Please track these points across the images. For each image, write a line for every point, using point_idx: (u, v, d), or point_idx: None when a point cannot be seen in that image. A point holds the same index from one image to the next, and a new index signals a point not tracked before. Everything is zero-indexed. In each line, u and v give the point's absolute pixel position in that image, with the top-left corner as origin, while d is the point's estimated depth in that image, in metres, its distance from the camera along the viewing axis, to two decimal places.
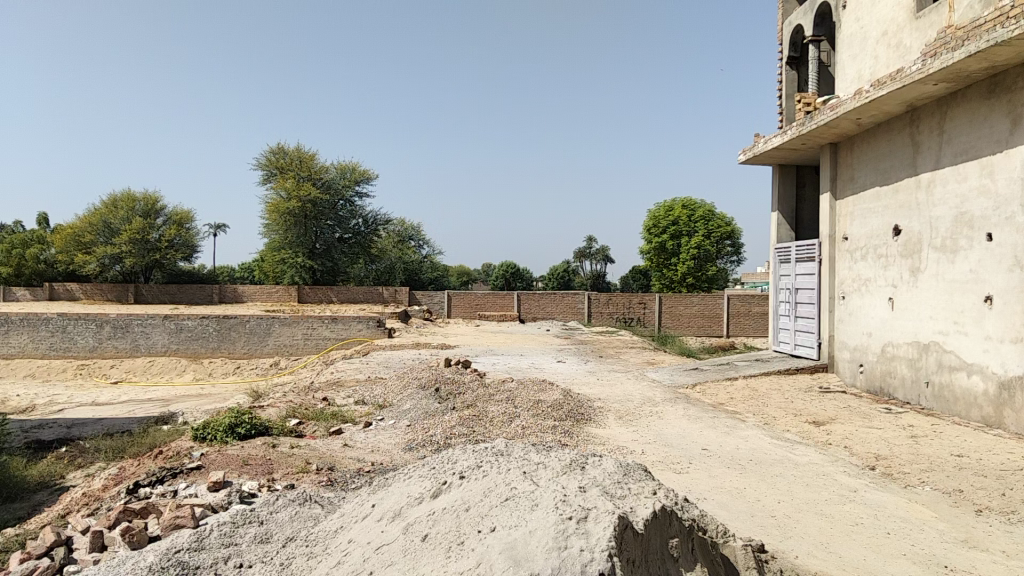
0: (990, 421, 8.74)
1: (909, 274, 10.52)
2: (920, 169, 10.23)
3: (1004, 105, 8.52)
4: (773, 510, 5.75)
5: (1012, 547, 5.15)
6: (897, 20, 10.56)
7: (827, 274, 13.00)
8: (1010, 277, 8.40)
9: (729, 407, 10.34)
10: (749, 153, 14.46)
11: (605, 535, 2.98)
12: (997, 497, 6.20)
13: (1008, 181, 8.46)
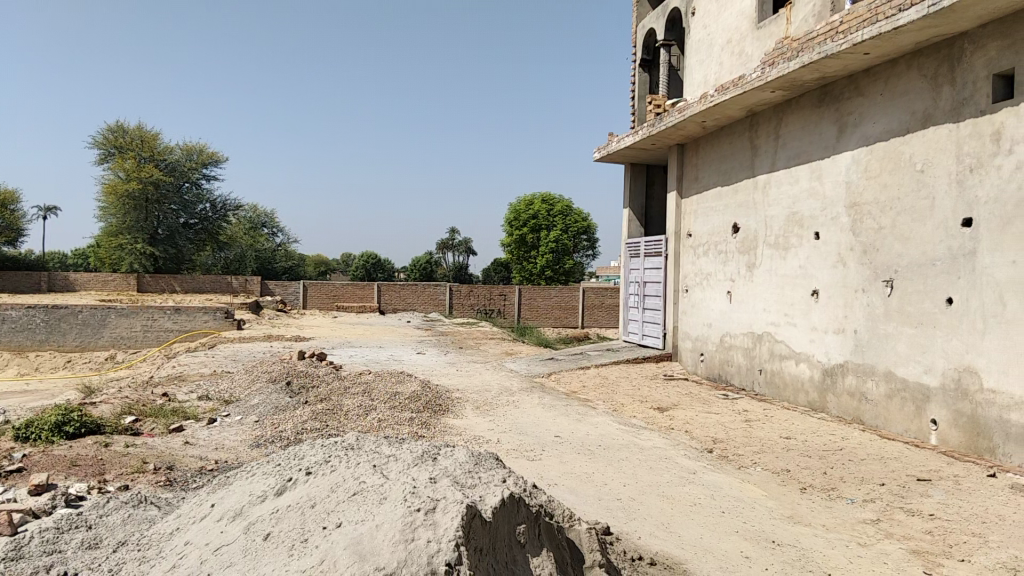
0: (815, 405, 9.48)
1: (746, 269, 11.21)
2: (757, 171, 10.92)
3: (832, 114, 9.24)
4: (620, 494, 5.98)
5: (831, 521, 5.61)
6: (740, 30, 11.20)
7: (672, 268, 13.65)
8: (834, 273, 9.14)
9: (582, 395, 10.65)
10: (603, 151, 14.92)
11: (452, 525, 2.99)
12: (819, 475, 6.74)
13: (834, 184, 9.18)
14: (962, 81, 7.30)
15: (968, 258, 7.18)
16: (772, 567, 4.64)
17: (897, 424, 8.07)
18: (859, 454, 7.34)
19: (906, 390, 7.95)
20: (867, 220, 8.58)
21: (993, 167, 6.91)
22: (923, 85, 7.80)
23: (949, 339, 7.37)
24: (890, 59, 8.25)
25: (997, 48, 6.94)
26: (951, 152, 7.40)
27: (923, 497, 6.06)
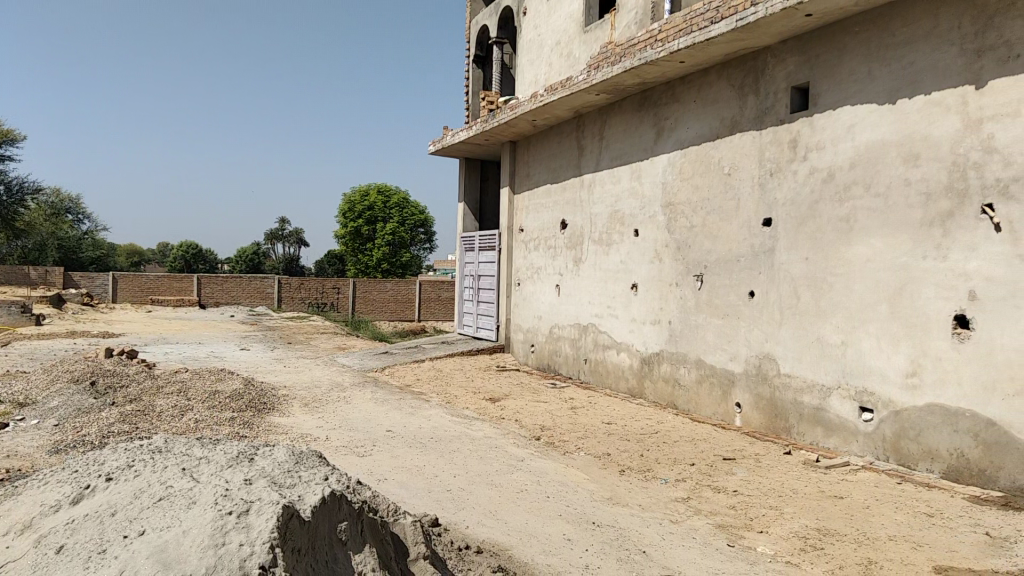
0: (634, 392, 10.02)
1: (573, 264, 11.64)
2: (584, 170, 11.35)
3: (651, 118, 9.77)
4: (449, 485, 6.04)
5: (647, 500, 5.96)
6: (568, 32, 11.59)
7: (505, 262, 13.92)
8: (652, 268, 9.68)
9: (414, 388, 10.64)
10: (437, 144, 14.95)
11: (267, 527, 2.90)
12: (637, 458, 7.14)
13: (652, 185, 9.72)
14: (765, 92, 7.95)
15: (768, 255, 7.84)
16: (592, 548, 4.86)
17: (706, 408, 8.69)
18: (673, 437, 7.85)
19: (714, 375, 8.58)
20: (681, 219, 9.15)
21: (790, 172, 7.58)
22: (731, 94, 8.43)
23: (751, 329, 8.03)
24: (703, 68, 8.83)
25: (795, 63, 7.61)
26: (755, 157, 8.05)
27: (729, 474, 6.57)
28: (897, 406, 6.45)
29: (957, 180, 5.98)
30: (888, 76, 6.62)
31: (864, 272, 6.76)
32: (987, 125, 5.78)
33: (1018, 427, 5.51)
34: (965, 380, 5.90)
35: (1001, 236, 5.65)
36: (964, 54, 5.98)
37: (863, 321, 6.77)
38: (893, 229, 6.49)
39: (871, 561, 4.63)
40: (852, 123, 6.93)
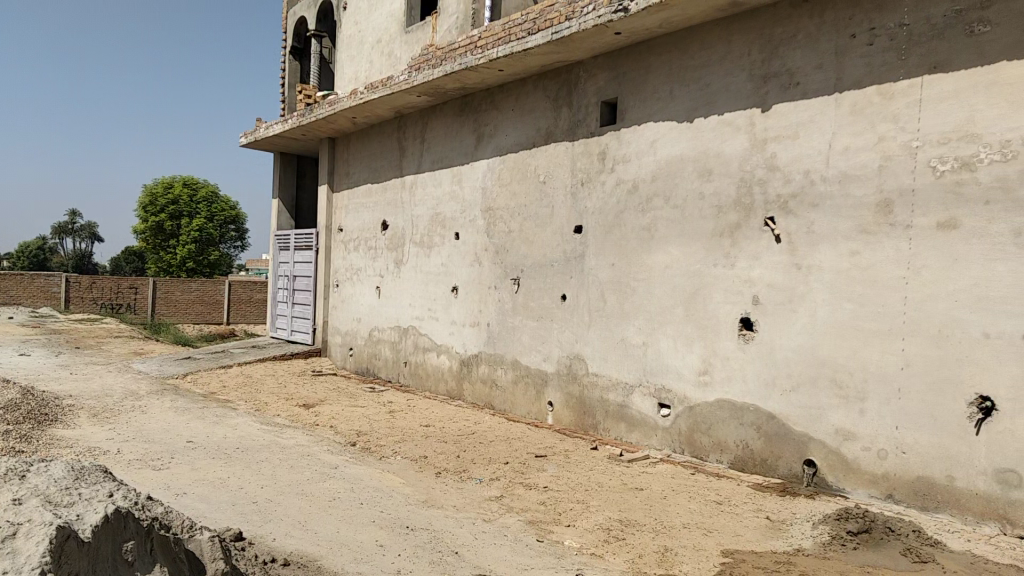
0: (453, 394, 10.10)
1: (393, 265, 11.56)
2: (404, 171, 11.30)
3: (470, 123, 9.92)
4: (255, 496, 5.79)
5: (461, 501, 6.03)
6: (389, 31, 11.51)
7: (322, 263, 13.56)
8: (471, 271, 9.82)
9: (221, 396, 10.09)
10: (250, 137, 14.30)
11: (38, 551, 2.63)
12: (453, 459, 7.20)
13: (471, 188, 9.86)
14: (578, 105, 8.31)
15: (578, 260, 8.19)
16: (404, 552, 4.84)
17: (521, 407, 8.93)
18: (489, 437, 7.99)
19: (529, 376, 8.84)
20: (499, 223, 9.35)
21: (600, 182, 7.96)
22: (546, 104, 8.72)
23: (563, 331, 8.35)
24: (520, 77, 9.07)
25: (605, 78, 8.01)
26: (568, 165, 8.38)
27: (540, 471, 6.79)
28: (691, 402, 6.96)
29: (744, 194, 6.56)
30: (687, 96, 7.14)
31: (664, 277, 7.23)
32: (770, 145, 6.38)
33: (793, 419, 6.12)
34: (750, 377, 6.47)
35: (780, 246, 6.26)
36: (752, 79, 6.56)
37: (663, 323, 7.24)
38: (689, 238, 7.00)
39: (666, 549, 4.96)
40: (655, 138, 7.39)
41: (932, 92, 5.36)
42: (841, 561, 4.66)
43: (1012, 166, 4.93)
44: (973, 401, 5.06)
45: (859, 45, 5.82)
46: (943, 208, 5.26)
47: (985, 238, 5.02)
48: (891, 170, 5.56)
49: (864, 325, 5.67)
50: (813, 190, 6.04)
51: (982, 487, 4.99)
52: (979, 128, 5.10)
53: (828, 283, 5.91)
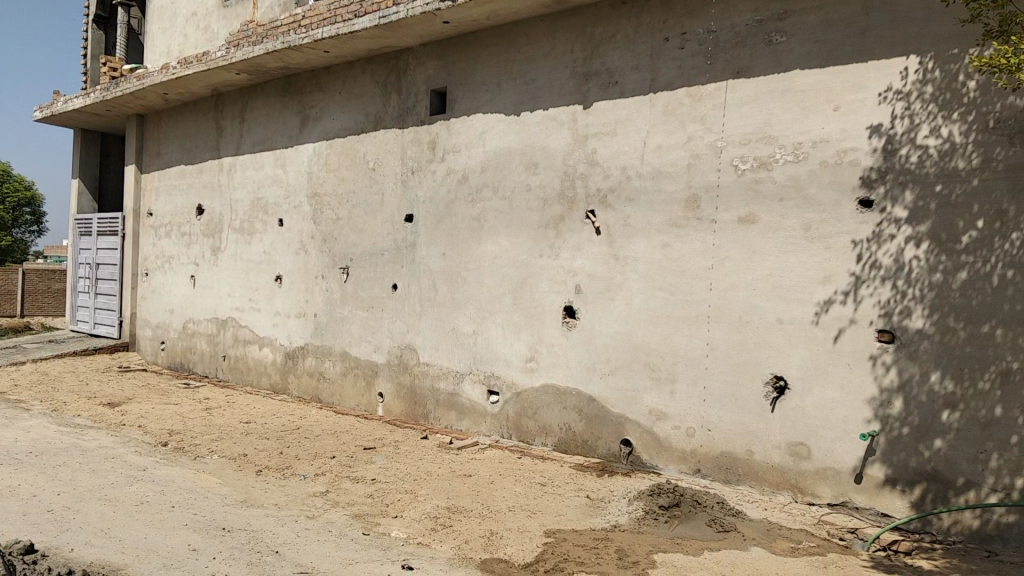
0: (277, 388, 9.71)
1: (210, 253, 10.91)
2: (222, 153, 10.69)
3: (294, 105, 9.55)
4: (50, 505, 5.28)
5: (283, 498, 5.81)
6: (206, 4, 10.82)
7: (130, 250, 12.57)
8: (295, 260, 9.47)
9: (11, 396, 9.11)
10: (45, 111, 12.98)
11: None
12: (275, 456, 6.92)
13: (296, 173, 9.50)
14: (406, 91, 8.21)
15: (407, 249, 8.12)
16: (220, 555, 4.59)
17: (349, 400, 8.75)
18: (314, 431, 7.76)
19: (357, 367, 8.67)
20: (326, 210, 9.07)
21: (429, 171, 7.93)
22: (374, 89, 8.55)
23: (393, 321, 8.26)
24: (347, 60, 8.84)
25: (434, 67, 7.97)
26: (396, 153, 8.27)
27: (367, 464, 6.67)
28: (518, 389, 7.10)
29: (568, 187, 6.76)
30: (513, 88, 7.24)
31: (492, 267, 7.32)
32: (591, 140, 6.61)
33: (611, 402, 6.41)
34: (572, 363, 6.69)
35: (601, 238, 6.51)
36: (574, 76, 6.77)
37: (491, 312, 7.34)
38: (517, 229, 7.13)
39: (492, 533, 5.03)
40: (483, 129, 7.45)
41: (736, 95, 5.76)
42: (654, 535, 4.94)
43: (802, 166, 5.40)
44: (769, 380, 5.52)
45: (672, 48, 6.15)
46: (744, 204, 5.67)
47: (779, 232, 5.47)
48: (699, 167, 5.93)
49: (675, 313, 6.02)
50: (630, 184, 6.33)
51: (777, 459, 5.46)
52: (775, 131, 5.55)
53: (644, 272, 6.22)
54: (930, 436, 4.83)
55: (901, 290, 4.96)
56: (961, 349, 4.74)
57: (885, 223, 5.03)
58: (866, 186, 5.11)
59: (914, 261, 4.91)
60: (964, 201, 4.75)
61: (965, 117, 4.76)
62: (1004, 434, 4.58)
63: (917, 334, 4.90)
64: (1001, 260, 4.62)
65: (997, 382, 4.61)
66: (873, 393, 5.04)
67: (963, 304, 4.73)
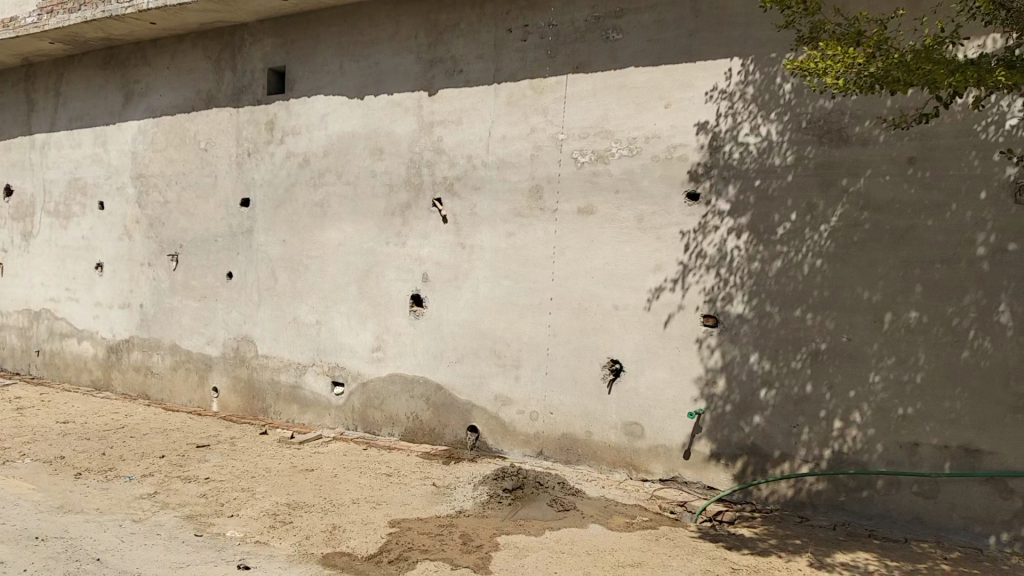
0: (99, 384, 9.03)
1: (20, 238, 9.96)
2: (33, 128, 9.77)
3: (118, 79, 8.87)
4: None
5: (106, 502, 5.41)
6: None
7: None
8: (119, 246, 8.82)
9: None
10: None
11: None
12: (97, 457, 6.43)
13: (118, 153, 8.83)
14: (242, 69, 7.83)
15: (245, 236, 7.76)
16: (32, 567, 4.21)
17: (181, 395, 8.28)
18: (142, 430, 7.28)
19: (189, 360, 8.21)
20: (153, 193, 8.50)
21: (267, 153, 7.61)
22: (207, 66, 8.09)
23: (228, 311, 7.88)
24: (177, 34, 8.31)
25: (272, 45, 7.64)
26: (232, 135, 7.88)
27: (201, 462, 6.34)
28: (363, 379, 6.99)
29: (413, 174, 6.70)
30: (356, 72, 7.08)
31: (336, 255, 7.15)
32: (436, 128, 6.59)
33: (457, 389, 6.44)
34: (418, 351, 6.66)
35: (446, 226, 6.51)
36: (419, 62, 6.70)
37: (334, 301, 7.16)
38: (361, 216, 6.99)
39: (335, 527, 4.93)
40: (325, 112, 7.24)
41: (576, 89, 5.92)
42: (498, 518, 5.02)
43: (636, 160, 5.63)
44: (607, 364, 5.74)
45: (515, 40, 6.23)
46: (583, 194, 5.85)
47: (615, 222, 5.70)
48: (541, 158, 6.05)
49: (519, 300, 6.13)
50: (474, 173, 6.36)
51: (613, 439, 5.70)
52: (611, 125, 5.75)
53: (488, 260, 6.29)
54: (750, 412, 5.20)
55: (725, 278, 5.30)
56: (777, 332, 5.12)
57: (711, 215, 5.34)
58: (694, 180, 5.41)
59: (736, 251, 5.26)
60: (780, 195, 5.13)
61: (781, 118, 5.14)
62: (813, 409, 5.00)
63: (738, 318, 5.25)
64: (810, 250, 5.02)
65: (807, 361, 5.02)
66: (700, 374, 5.36)
67: (778, 290, 5.12)
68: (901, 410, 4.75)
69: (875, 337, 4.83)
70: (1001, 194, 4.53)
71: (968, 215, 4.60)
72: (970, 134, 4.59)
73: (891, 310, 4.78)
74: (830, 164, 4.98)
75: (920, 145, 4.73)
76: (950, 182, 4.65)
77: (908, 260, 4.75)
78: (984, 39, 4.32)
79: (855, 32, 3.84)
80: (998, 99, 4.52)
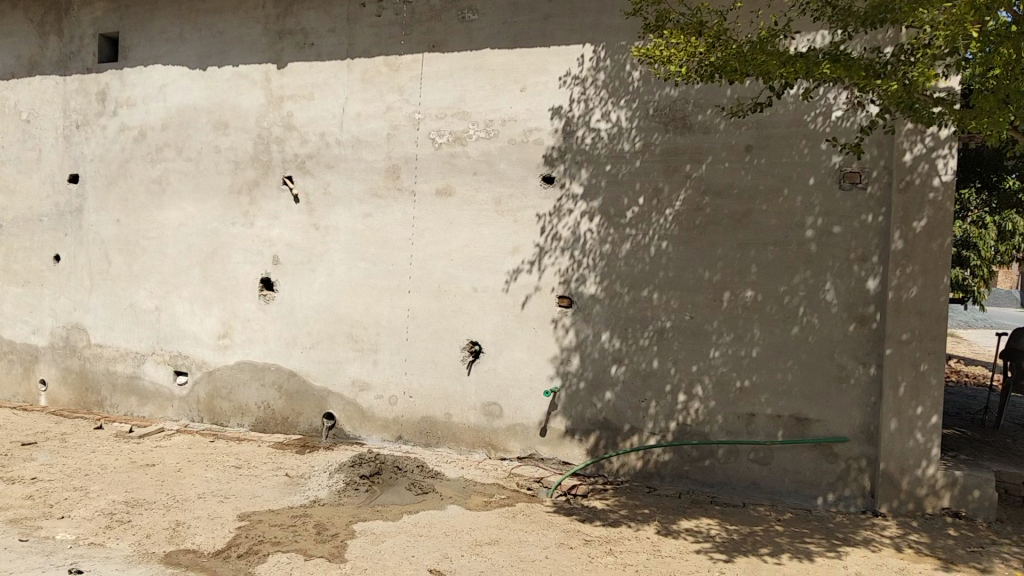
0: None
1: None
2: None
3: None
4: None
5: None
6: None
7: None
8: None
9: None
10: None
11: None
12: None
13: None
14: (69, 34, 7.17)
15: (74, 216, 7.15)
16: None
17: (4, 390, 7.56)
18: None
19: (13, 351, 7.51)
20: None
21: (98, 126, 7.03)
22: (28, 29, 7.36)
23: (57, 296, 7.25)
24: None
25: (102, 9, 7.05)
26: (57, 105, 7.22)
27: (26, 461, 5.81)
28: (210, 367, 6.63)
29: (261, 151, 6.39)
30: (199, 42, 6.66)
31: (178, 236, 6.72)
32: (286, 104, 6.30)
33: (311, 375, 6.25)
34: (269, 337, 6.39)
35: (298, 206, 6.27)
36: (267, 34, 6.39)
37: (177, 285, 6.74)
38: (205, 195, 6.61)
39: (179, 523, 4.66)
40: (164, 83, 6.77)
41: (432, 69, 5.84)
42: (354, 505, 4.91)
43: (493, 142, 5.64)
44: (465, 346, 5.74)
45: (369, 15, 6.05)
46: (441, 175, 5.80)
47: (473, 205, 5.69)
48: (398, 138, 5.94)
49: (376, 282, 6.01)
50: (328, 152, 6.15)
51: (472, 420, 5.72)
52: (468, 106, 5.72)
53: (343, 243, 6.11)
54: (602, 389, 5.36)
55: (578, 259, 5.41)
56: (627, 311, 5.30)
57: (565, 198, 5.44)
58: (549, 164, 5.48)
59: (588, 233, 5.38)
60: (629, 179, 5.29)
61: (630, 104, 5.29)
62: (660, 384, 5.22)
63: (591, 298, 5.38)
64: (657, 233, 5.22)
65: (655, 339, 5.23)
66: (556, 353, 5.47)
67: (628, 271, 5.29)
68: (739, 382, 5.05)
69: (715, 315, 5.09)
70: (827, 181, 4.87)
71: (798, 200, 4.92)
72: (800, 124, 4.91)
73: (730, 289, 5.06)
74: (675, 150, 5.19)
75: (755, 134, 5.01)
76: (782, 169, 4.95)
77: (745, 242, 5.03)
78: (813, 34, 4.61)
79: (697, 22, 4.01)
80: (824, 92, 4.84)
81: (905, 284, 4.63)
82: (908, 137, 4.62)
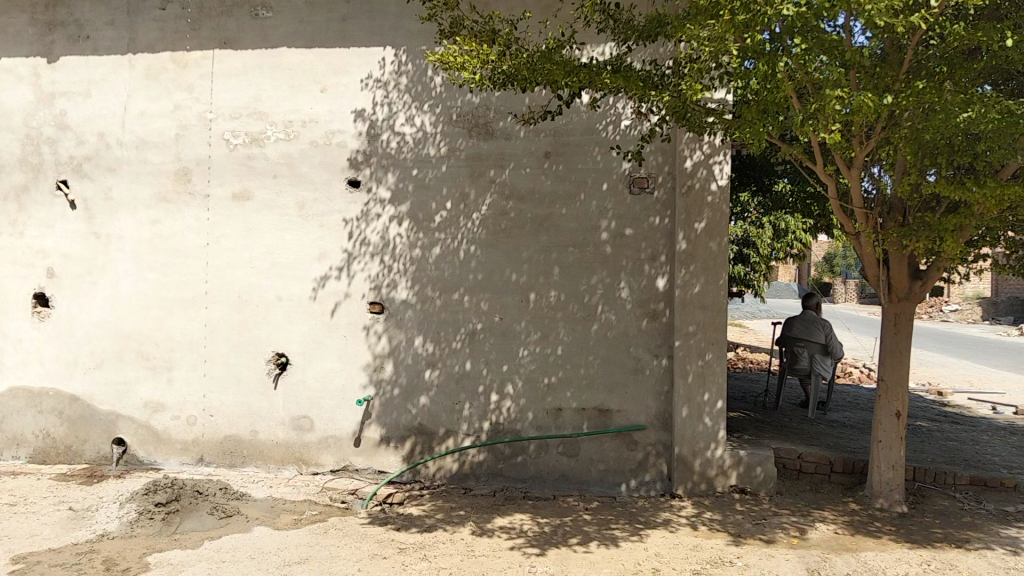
0: None
1: None
2: None
3: None
4: None
5: None
6: None
7: None
8: None
9: None
10: None
11: None
12: None
13: None
14: None
15: None
16: None
17: None
18: None
19: None
20: None
21: None
22: None
23: None
24: None
25: None
26: None
27: None
28: None
29: (31, 152, 5.79)
30: None
31: None
32: (58, 101, 5.75)
33: (98, 398, 5.74)
34: (46, 359, 5.80)
35: (76, 213, 5.73)
36: (33, 24, 5.78)
37: None
38: None
39: None
40: None
41: (225, 67, 5.56)
42: (148, 536, 4.56)
43: (294, 144, 5.46)
44: (271, 358, 5.51)
45: (151, 8, 5.64)
46: (237, 179, 5.52)
47: (275, 210, 5.47)
48: (187, 139, 5.59)
49: (168, 294, 5.63)
50: (109, 154, 5.68)
51: (281, 435, 5.50)
52: (265, 107, 5.49)
53: (130, 253, 5.67)
54: (416, 394, 5.34)
55: (388, 265, 5.35)
56: (438, 315, 5.31)
57: (373, 203, 5.36)
58: (354, 167, 5.38)
59: (397, 238, 5.34)
60: (436, 184, 5.31)
61: (433, 109, 5.30)
62: (472, 385, 5.28)
63: (401, 303, 5.35)
64: (464, 237, 5.27)
65: (466, 341, 5.29)
66: (368, 360, 5.38)
67: (437, 275, 5.30)
68: (546, 380, 5.21)
69: (523, 315, 5.22)
70: (619, 186, 5.14)
71: (594, 204, 5.16)
72: (593, 132, 5.15)
73: (535, 290, 5.21)
74: (478, 156, 5.26)
75: (553, 141, 5.19)
76: (579, 174, 5.17)
77: (547, 245, 5.20)
78: (600, 47, 4.86)
79: (490, 31, 4.10)
80: (613, 102, 5.12)
81: (690, 281, 4.98)
82: (688, 145, 4.97)
